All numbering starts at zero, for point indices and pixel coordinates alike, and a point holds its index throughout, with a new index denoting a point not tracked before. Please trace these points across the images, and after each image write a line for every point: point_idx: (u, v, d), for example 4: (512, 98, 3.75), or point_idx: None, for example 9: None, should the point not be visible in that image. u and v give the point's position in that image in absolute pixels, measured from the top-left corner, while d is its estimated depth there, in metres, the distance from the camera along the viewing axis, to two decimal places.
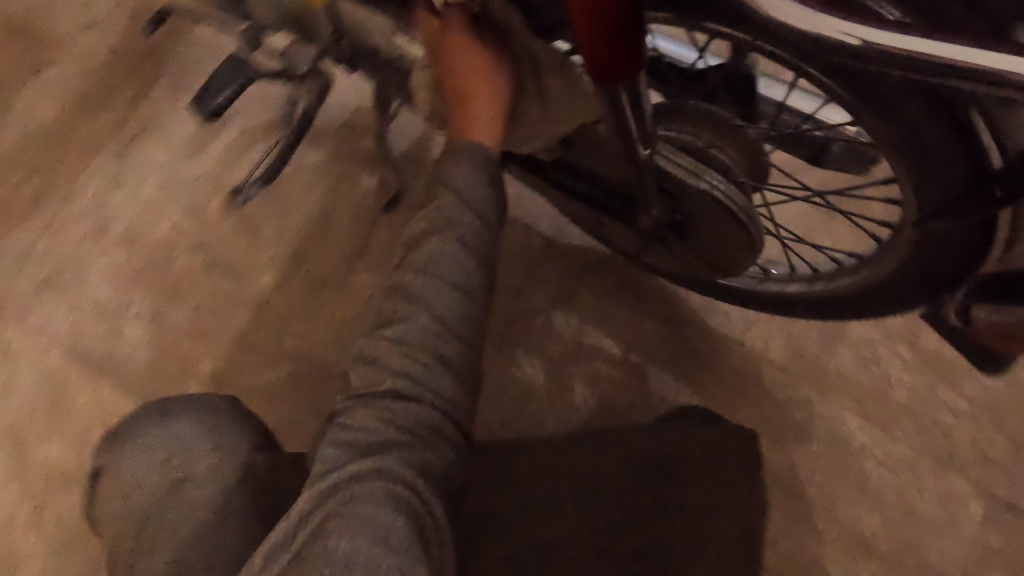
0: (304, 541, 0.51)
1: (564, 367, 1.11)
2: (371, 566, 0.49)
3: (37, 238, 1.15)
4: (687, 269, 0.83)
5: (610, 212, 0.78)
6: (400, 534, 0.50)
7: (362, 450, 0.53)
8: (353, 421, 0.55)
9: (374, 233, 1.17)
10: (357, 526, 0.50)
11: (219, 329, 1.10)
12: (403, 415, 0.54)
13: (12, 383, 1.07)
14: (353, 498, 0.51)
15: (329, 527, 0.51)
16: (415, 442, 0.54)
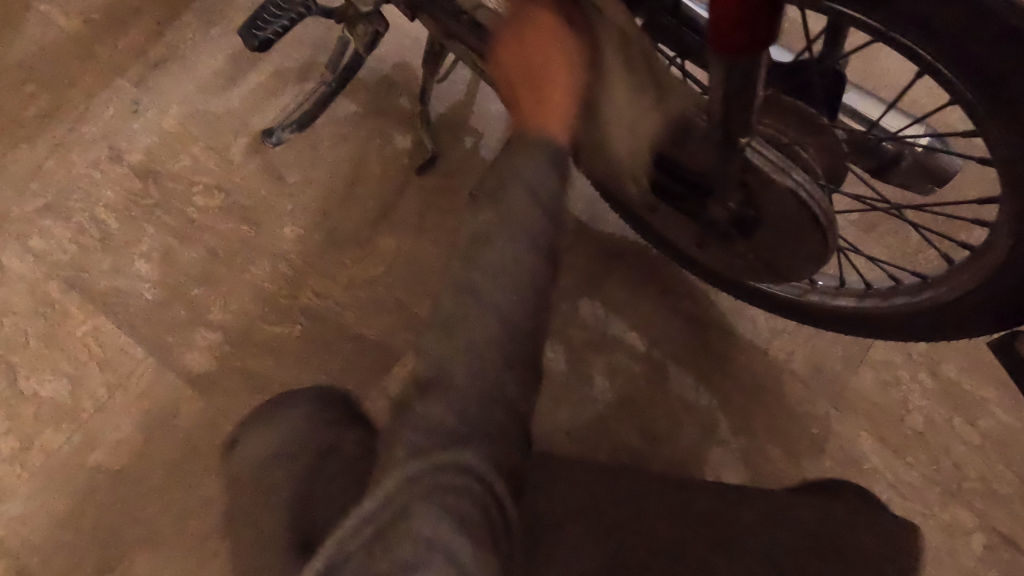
0: (363, 557, 0.44)
1: (586, 356, 1.08)
2: (450, 563, 0.44)
3: (44, 158, 1.08)
4: (739, 270, 0.80)
5: (671, 200, 0.74)
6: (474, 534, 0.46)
7: (436, 455, 0.46)
8: (422, 419, 0.46)
9: (404, 195, 1.11)
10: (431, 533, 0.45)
11: (232, 277, 1.05)
12: (486, 407, 0.48)
13: (6, 308, 1.01)
14: (426, 504, 0.45)
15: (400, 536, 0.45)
16: (491, 437, 0.48)
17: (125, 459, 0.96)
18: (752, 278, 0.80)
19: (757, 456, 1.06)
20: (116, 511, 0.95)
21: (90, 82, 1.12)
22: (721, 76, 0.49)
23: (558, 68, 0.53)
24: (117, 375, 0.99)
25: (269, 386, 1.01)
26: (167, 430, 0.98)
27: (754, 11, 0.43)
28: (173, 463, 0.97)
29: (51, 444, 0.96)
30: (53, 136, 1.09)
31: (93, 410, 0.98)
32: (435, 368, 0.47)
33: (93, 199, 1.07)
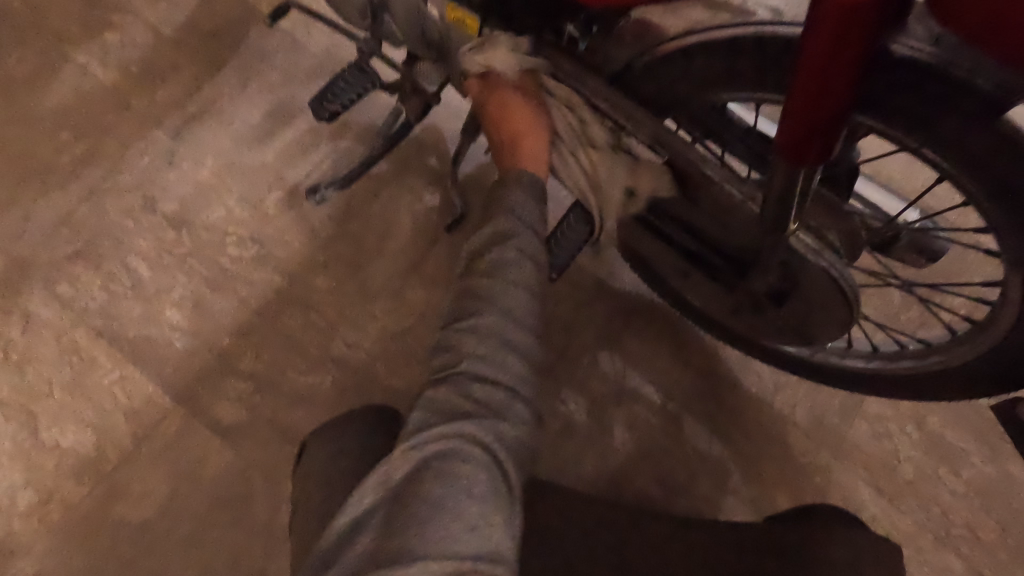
0: (383, 517, 0.53)
1: (606, 408, 1.14)
2: (458, 527, 0.52)
3: (77, 206, 1.09)
4: (763, 331, 0.88)
5: (708, 268, 0.82)
6: (480, 497, 0.54)
7: (435, 434, 0.57)
8: (424, 415, 0.58)
9: (432, 250, 1.15)
10: (439, 495, 0.53)
11: (265, 327, 1.07)
12: (485, 397, 0.58)
13: (29, 356, 1.00)
14: (430, 481, 0.54)
15: (413, 501, 0.53)
16: (490, 415, 0.58)
17: (150, 513, 0.95)
18: (772, 338, 0.88)
19: (766, 504, 1.12)
20: (139, 568, 0.92)
21: (126, 133, 1.15)
22: (784, 175, 0.57)
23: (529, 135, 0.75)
24: (144, 426, 0.98)
25: (300, 438, 1.01)
26: (194, 482, 0.97)
27: (816, 127, 0.50)
28: (201, 517, 0.96)
29: (72, 497, 0.94)
30: (86, 184, 1.10)
31: (118, 461, 0.96)
32: (443, 369, 0.60)
33: (125, 247, 1.07)
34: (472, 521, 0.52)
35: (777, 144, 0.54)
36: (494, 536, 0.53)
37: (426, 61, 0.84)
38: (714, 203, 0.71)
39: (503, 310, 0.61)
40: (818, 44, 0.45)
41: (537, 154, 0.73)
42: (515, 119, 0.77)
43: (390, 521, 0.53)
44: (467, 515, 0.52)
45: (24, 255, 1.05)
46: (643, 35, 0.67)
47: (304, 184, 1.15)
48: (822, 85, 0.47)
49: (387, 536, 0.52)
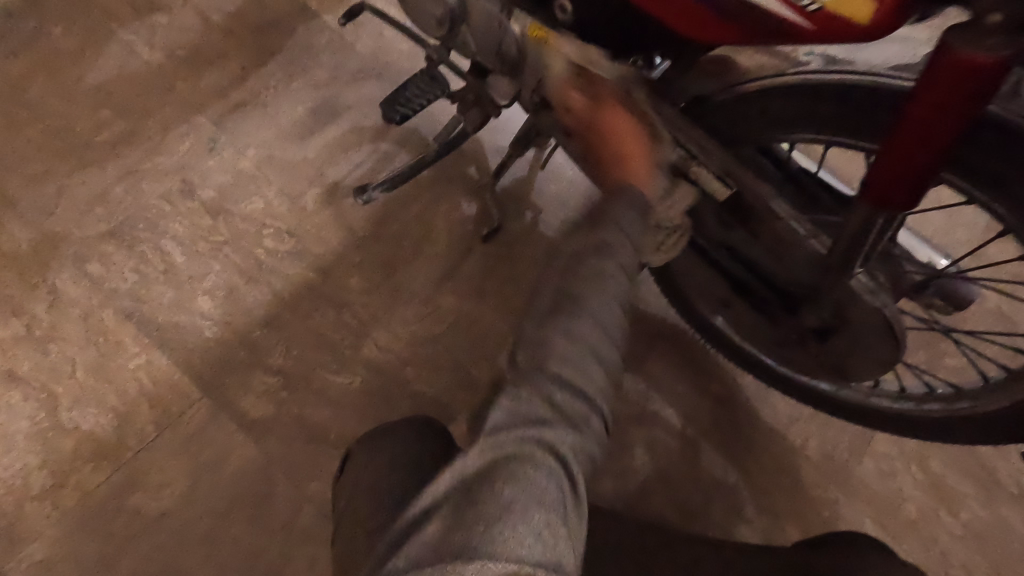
0: (450, 511, 0.44)
1: (628, 428, 1.15)
2: (530, 536, 0.43)
3: (114, 184, 1.07)
4: (800, 365, 0.91)
5: (756, 301, 0.84)
6: (551, 512, 0.45)
7: (513, 428, 0.48)
8: (507, 400, 0.50)
9: (467, 258, 1.15)
10: (513, 496, 0.45)
11: (296, 323, 1.05)
12: (567, 406, 0.50)
13: (53, 333, 0.97)
14: (510, 476, 0.46)
15: (483, 494, 0.45)
16: (568, 422, 0.50)
17: (168, 504, 0.92)
18: (811, 372, 0.91)
19: (777, 535, 1.13)
20: (152, 561, 0.89)
21: (169, 116, 1.14)
22: (864, 217, 0.60)
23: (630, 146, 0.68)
24: (168, 414, 0.96)
25: (325, 437, 1.00)
26: (215, 475, 0.95)
27: (905, 179, 0.53)
28: (219, 511, 0.93)
29: (88, 482, 0.91)
30: (125, 163, 1.09)
31: (138, 449, 0.93)
32: (523, 364, 0.52)
33: (159, 230, 1.06)
34: (540, 530, 0.44)
35: (862, 190, 0.57)
36: (561, 556, 0.44)
37: (497, 75, 0.85)
38: (777, 239, 0.73)
39: (586, 314, 0.52)
40: (920, 106, 0.49)
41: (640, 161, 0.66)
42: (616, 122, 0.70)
43: (456, 518, 0.44)
44: (534, 525, 0.44)
45: (55, 230, 1.02)
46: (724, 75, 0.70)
47: (344, 182, 1.15)
48: (922, 141, 0.51)
49: (452, 530, 0.43)
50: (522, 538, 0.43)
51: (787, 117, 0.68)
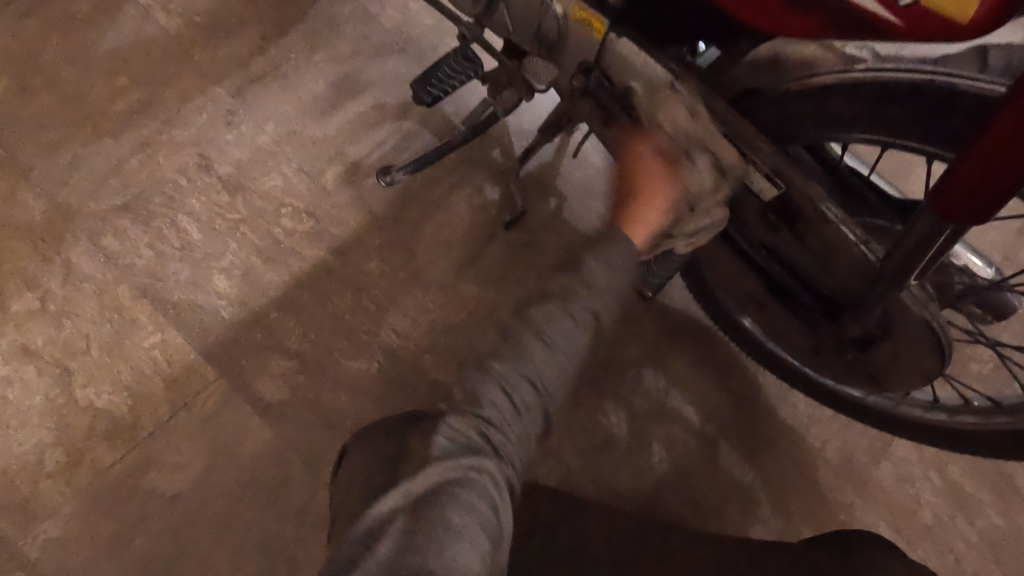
0: (404, 528, 0.49)
1: (646, 425, 1.12)
2: (468, 556, 0.49)
3: (129, 157, 1.04)
4: (832, 371, 0.88)
5: (793, 305, 0.81)
6: (490, 529, 0.52)
7: (459, 455, 0.53)
8: (455, 424, 0.55)
9: (489, 246, 1.12)
10: (457, 521, 0.50)
11: (314, 307, 1.03)
12: (496, 439, 0.56)
13: (67, 308, 0.95)
14: (451, 501, 0.51)
15: (433, 519, 0.50)
16: (504, 443, 0.56)
17: (183, 486, 0.91)
18: (846, 382, 0.88)
19: (792, 537, 1.12)
20: (167, 542, 0.88)
21: (185, 86, 1.10)
22: (930, 224, 0.57)
23: (648, 192, 0.65)
24: (183, 395, 0.95)
25: (341, 424, 0.98)
26: (230, 459, 0.94)
27: (981, 195, 0.50)
28: (234, 495, 0.92)
29: (102, 461, 0.90)
30: (140, 135, 1.05)
31: (153, 429, 0.92)
32: (469, 390, 0.57)
33: (176, 206, 1.03)
34: (482, 548, 0.50)
35: (932, 195, 0.54)
36: (495, 566, 0.51)
37: (534, 57, 0.81)
38: (826, 244, 0.69)
39: (545, 328, 0.58)
40: (1012, 120, 0.45)
41: (653, 218, 0.64)
42: (642, 158, 0.67)
43: (408, 536, 0.49)
44: (470, 546, 0.50)
45: (69, 202, 1.00)
46: (781, 71, 0.66)
47: (365, 162, 1.11)
48: (1002, 160, 0.47)
49: (407, 547, 0.48)
50: (460, 560, 0.48)
51: (848, 116, 0.63)
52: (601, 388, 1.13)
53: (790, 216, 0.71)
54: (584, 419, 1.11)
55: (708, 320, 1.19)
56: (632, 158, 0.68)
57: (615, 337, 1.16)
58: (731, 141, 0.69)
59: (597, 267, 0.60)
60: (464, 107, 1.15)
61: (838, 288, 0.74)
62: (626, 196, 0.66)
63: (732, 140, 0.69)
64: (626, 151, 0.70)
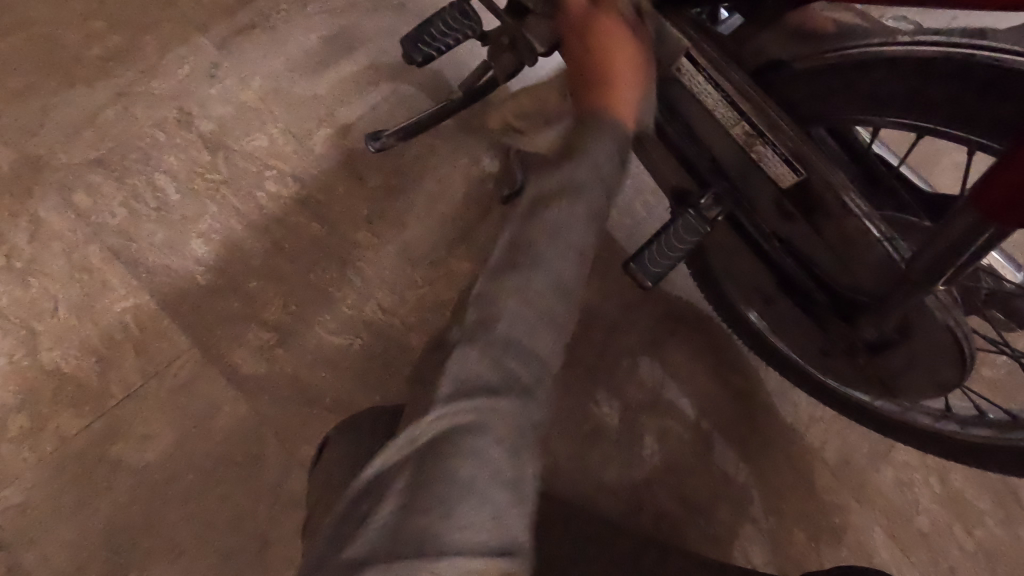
0: (405, 493, 0.40)
1: (640, 416, 1.08)
2: (476, 523, 0.39)
3: (104, 108, 0.97)
4: (836, 371, 0.83)
5: (802, 300, 0.76)
6: (510, 492, 0.41)
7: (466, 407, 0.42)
8: (456, 368, 0.43)
9: (485, 220, 1.05)
10: (471, 473, 0.40)
11: (296, 277, 0.98)
12: (516, 365, 0.44)
13: (34, 268, 0.90)
14: (461, 456, 0.41)
15: (435, 478, 0.40)
16: (524, 391, 0.44)
17: (152, 458, 0.87)
18: (856, 387, 0.83)
19: (783, 538, 1.09)
20: (134, 514, 0.85)
21: (167, 34, 1.02)
22: (966, 225, 0.51)
23: (624, 59, 0.55)
24: (155, 363, 0.90)
25: (319, 401, 0.94)
26: (203, 432, 0.90)
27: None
28: (205, 469, 0.89)
29: (67, 428, 0.86)
30: (116, 85, 0.98)
31: (122, 398, 0.88)
32: (472, 321, 0.45)
33: (152, 164, 0.97)
34: (498, 516, 0.40)
35: (974, 193, 0.48)
36: (517, 535, 0.41)
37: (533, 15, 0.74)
38: (846, 240, 0.63)
39: (550, 259, 0.45)
40: None
41: (625, 81, 0.54)
42: (611, 31, 0.57)
43: (408, 497, 0.40)
44: (492, 508, 0.40)
45: (39, 154, 0.94)
46: (810, 42, 0.59)
47: (357, 126, 1.04)
48: None
49: (405, 520, 0.39)
50: (478, 516, 0.39)
51: (882, 98, 0.57)
52: (594, 376, 1.08)
53: (806, 206, 0.65)
54: (575, 408, 1.06)
55: (711, 310, 1.13)
56: (598, 38, 0.56)
57: (612, 323, 1.11)
58: (750, 121, 0.63)
59: (591, 207, 0.46)
60: (464, 70, 1.07)
61: (851, 287, 0.68)
62: (597, 64, 0.55)
63: (750, 119, 0.63)
64: (584, 33, 0.57)
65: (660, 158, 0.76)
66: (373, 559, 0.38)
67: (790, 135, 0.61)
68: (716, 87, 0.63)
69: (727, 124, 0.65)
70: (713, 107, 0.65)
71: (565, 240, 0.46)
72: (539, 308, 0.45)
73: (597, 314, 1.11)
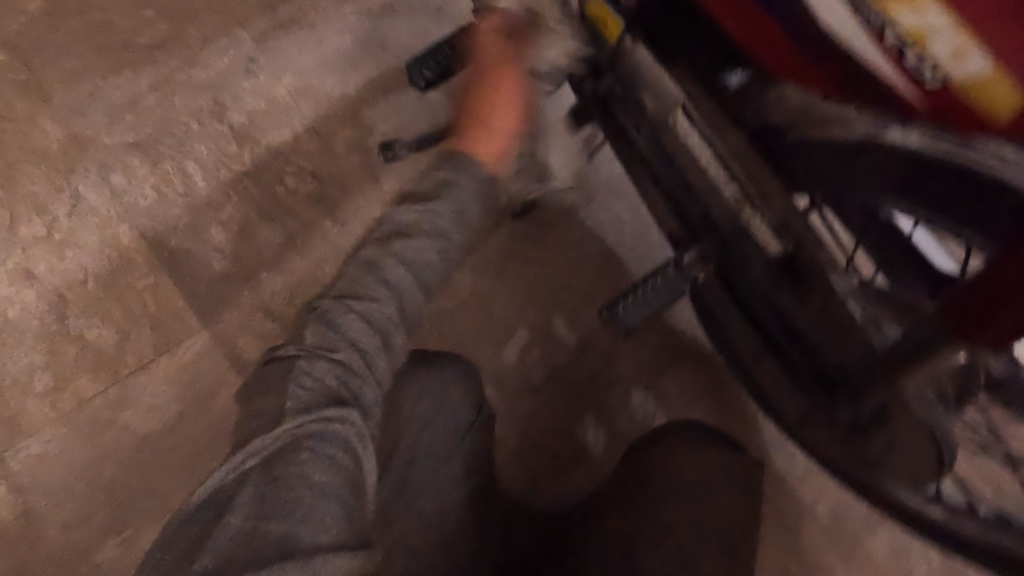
0: (255, 496, 0.53)
1: (625, 446, 1.07)
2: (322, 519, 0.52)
3: (146, 93, 1.03)
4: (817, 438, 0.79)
5: (783, 361, 0.73)
6: (354, 486, 0.56)
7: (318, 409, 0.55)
8: (303, 372, 0.57)
9: (493, 233, 1.09)
10: (316, 445, 0.55)
11: (304, 272, 1.01)
12: (347, 367, 0.59)
13: (70, 239, 0.97)
14: (307, 434, 0.55)
15: (283, 485, 0.53)
16: (357, 375, 0.59)
17: (155, 427, 0.94)
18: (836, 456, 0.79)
19: None
20: (134, 478, 0.93)
21: (211, 25, 1.07)
22: (937, 328, 0.49)
23: (504, 87, 0.72)
24: (167, 339, 0.97)
25: None
26: (202, 409, 0.96)
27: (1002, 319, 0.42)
28: (202, 444, 0.95)
29: (85, 391, 0.94)
30: (160, 72, 1.04)
31: (135, 369, 0.95)
32: (314, 337, 0.60)
33: (185, 151, 1.02)
34: (342, 512, 0.54)
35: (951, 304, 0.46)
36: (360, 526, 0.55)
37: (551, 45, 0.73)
38: (830, 315, 0.61)
39: (396, 256, 0.64)
40: None
41: (500, 142, 0.70)
42: (500, 79, 0.73)
43: (261, 502, 0.52)
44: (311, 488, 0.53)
45: (85, 133, 1.01)
46: None
47: (379, 129, 1.06)
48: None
49: (258, 522, 0.51)
50: (309, 497, 0.53)
51: None
52: (585, 401, 1.07)
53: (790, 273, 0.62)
54: (561, 430, 1.06)
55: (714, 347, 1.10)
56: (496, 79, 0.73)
57: (610, 350, 1.09)
58: (742, 185, 0.61)
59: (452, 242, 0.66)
60: None
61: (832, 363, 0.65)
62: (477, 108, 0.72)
63: (743, 183, 0.61)
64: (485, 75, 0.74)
65: (658, 203, 0.74)
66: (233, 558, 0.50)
67: (782, 204, 0.59)
68: (710, 146, 0.62)
69: (720, 181, 0.63)
70: (707, 165, 0.63)
71: (422, 243, 0.65)
72: (361, 324, 0.61)
73: (596, 339, 1.09)
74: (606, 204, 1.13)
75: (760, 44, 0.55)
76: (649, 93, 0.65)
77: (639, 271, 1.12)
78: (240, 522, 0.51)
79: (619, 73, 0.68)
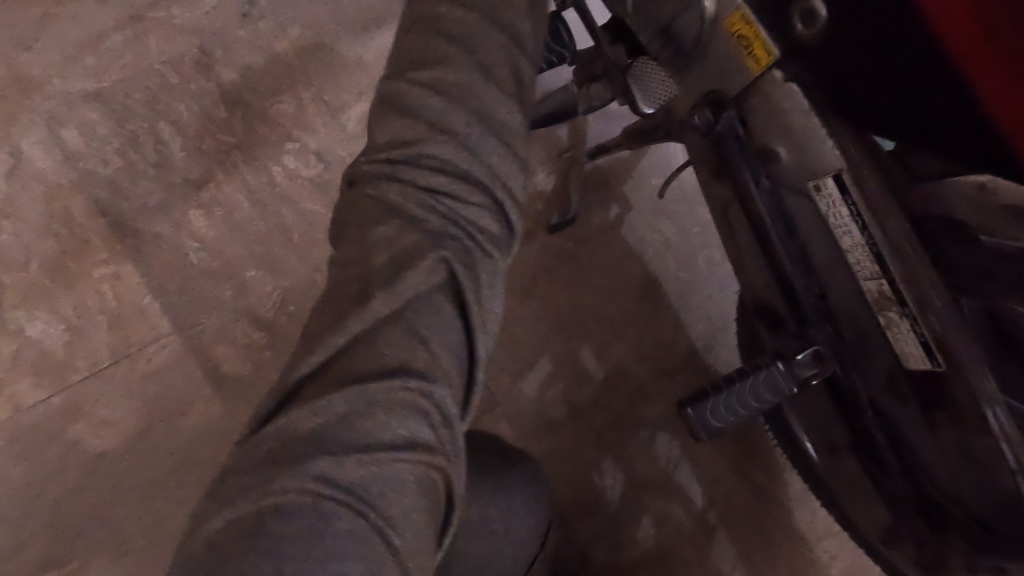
0: (285, 448, 0.37)
1: (642, 495, 0.97)
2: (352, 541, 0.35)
3: (112, 31, 0.82)
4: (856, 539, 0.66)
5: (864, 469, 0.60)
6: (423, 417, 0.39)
7: (375, 391, 0.38)
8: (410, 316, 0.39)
9: (526, 245, 0.96)
10: (371, 501, 0.36)
11: (297, 270, 0.84)
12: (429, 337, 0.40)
13: (8, 209, 0.79)
14: (375, 447, 0.37)
15: (345, 440, 0.37)
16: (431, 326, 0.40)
17: (109, 446, 0.79)
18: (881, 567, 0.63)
19: None
20: (82, 502, 0.78)
21: None
22: None
23: None
24: (127, 343, 0.80)
25: None
26: (168, 427, 0.80)
27: None
28: (164, 468, 0.79)
29: (24, 399, 0.78)
30: (130, 4, 0.83)
31: (87, 375, 0.79)
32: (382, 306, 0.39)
33: (158, 110, 0.83)
34: (388, 442, 0.38)
35: None
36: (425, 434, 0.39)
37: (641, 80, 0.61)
38: (967, 449, 0.48)
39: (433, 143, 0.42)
40: None
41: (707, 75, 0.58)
42: None
43: (332, 413, 0.37)
44: (392, 542, 0.36)
45: (30, 75, 0.80)
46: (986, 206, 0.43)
47: None
48: None
49: (284, 466, 0.36)
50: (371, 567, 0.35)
51: None
52: (604, 444, 0.96)
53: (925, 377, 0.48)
54: (575, 470, 0.95)
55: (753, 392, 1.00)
56: None
57: (638, 389, 0.98)
58: (894, 284, 0.47)
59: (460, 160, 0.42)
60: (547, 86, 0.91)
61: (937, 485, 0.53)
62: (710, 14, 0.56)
63: (895, 282, 0.47)
64: None
65: (756, 267, 0.60)
66: (305, 452, 0.36)
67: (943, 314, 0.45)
68: (864, 230, 0.48)
69: (860, 273, 0.49)
70: (850, 248, 0.49)
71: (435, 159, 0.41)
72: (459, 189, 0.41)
73: (623, 376, 0.97)
74: (653, 224, 1.00)
75: (980, 57, 0.35)
76: (790, 148, 0.50)
77: (681, 300, 0.99)
78: (322, 472, 0.36)
79: (748, 109, 0.52)
